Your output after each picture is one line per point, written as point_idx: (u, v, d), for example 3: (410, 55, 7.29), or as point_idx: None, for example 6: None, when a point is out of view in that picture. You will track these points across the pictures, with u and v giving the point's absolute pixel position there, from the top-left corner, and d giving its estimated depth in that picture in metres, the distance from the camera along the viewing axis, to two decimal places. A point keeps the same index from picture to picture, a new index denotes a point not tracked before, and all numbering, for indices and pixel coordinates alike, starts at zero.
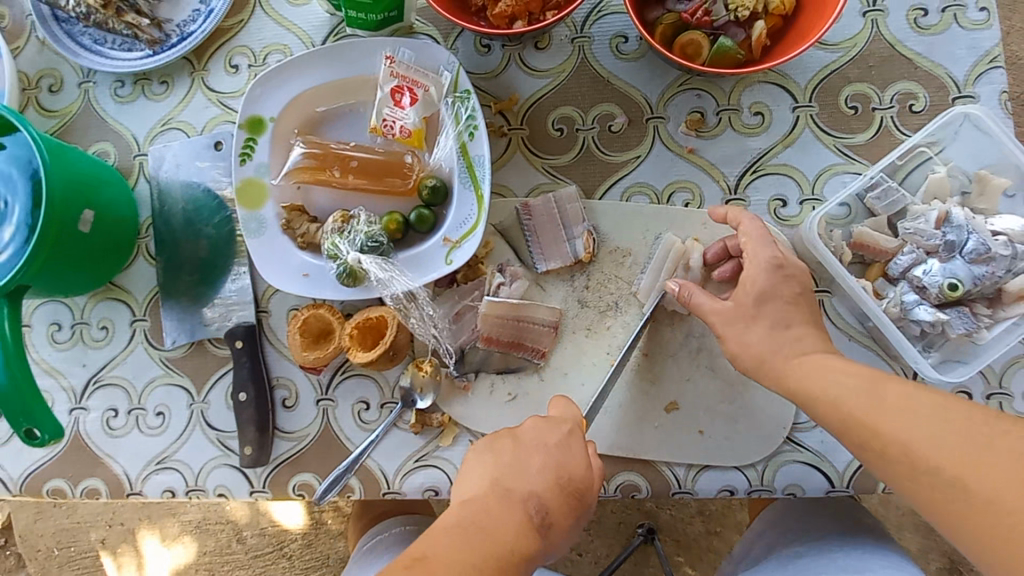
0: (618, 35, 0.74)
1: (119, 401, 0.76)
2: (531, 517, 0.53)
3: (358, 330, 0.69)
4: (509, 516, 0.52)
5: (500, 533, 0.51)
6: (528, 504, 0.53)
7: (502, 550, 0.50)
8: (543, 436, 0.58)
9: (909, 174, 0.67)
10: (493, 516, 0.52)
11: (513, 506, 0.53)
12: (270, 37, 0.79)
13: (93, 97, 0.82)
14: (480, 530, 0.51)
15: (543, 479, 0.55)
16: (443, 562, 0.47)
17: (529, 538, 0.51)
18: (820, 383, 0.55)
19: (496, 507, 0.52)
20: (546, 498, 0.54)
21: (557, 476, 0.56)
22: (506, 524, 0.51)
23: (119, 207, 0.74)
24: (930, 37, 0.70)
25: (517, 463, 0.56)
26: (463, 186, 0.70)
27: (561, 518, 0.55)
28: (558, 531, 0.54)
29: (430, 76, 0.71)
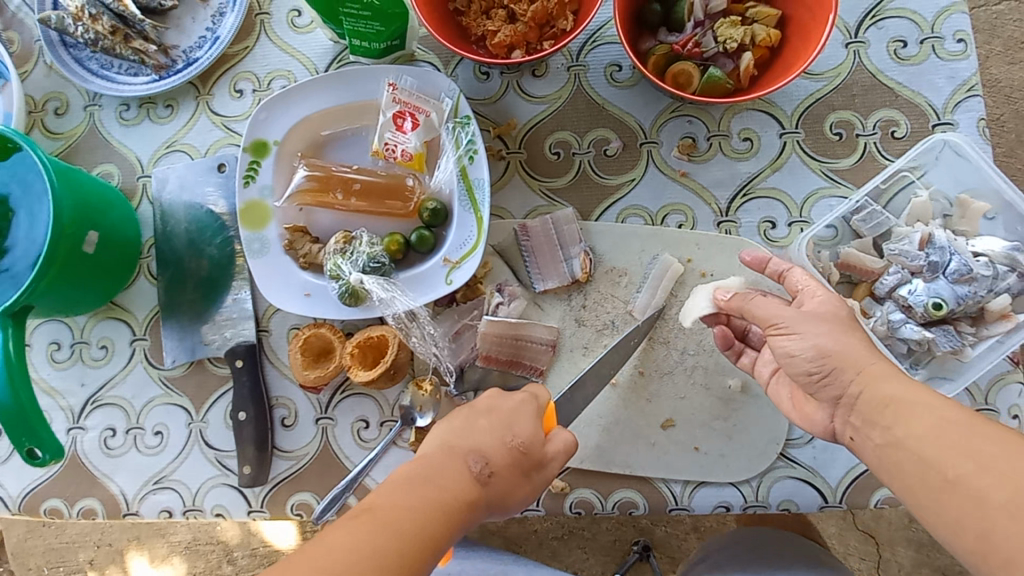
0: (613, 63, 0.77)
1: (117, 420, 0.76)
2: (478, 472, 0.52)
3: (358, 349, 0.70)
4: (459, 468, 0.52)
5: (447, 485, 0.50)
6: (473, 458, 0.53)
7: (449, 497, 0.49)
8: (496, 403, 0.59)
9: (893, 197, 0.70)
10: (444, 469, 0.51)
11: (457, 460, 0.52)
12: (275, 63, 0.81)
13: (98, 120, 0.83)
14: (426, 480, 0.49)
15: (487, 435, 0.55)
16: (390, 507, 0.46)
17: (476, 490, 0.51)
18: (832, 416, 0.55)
19: (448, 460, 0.52)
20: (491, 453, 0.54)
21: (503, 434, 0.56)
22: (454, 475, 0.51)
23: (124, 228, 0.75)
24: (909, 67, 0.73)
25: (464, 425, 0.56)
26: (463, 208, 0.71)
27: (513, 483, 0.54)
28: (506, 494, 0.53)
29: (431, 102, 0.73)
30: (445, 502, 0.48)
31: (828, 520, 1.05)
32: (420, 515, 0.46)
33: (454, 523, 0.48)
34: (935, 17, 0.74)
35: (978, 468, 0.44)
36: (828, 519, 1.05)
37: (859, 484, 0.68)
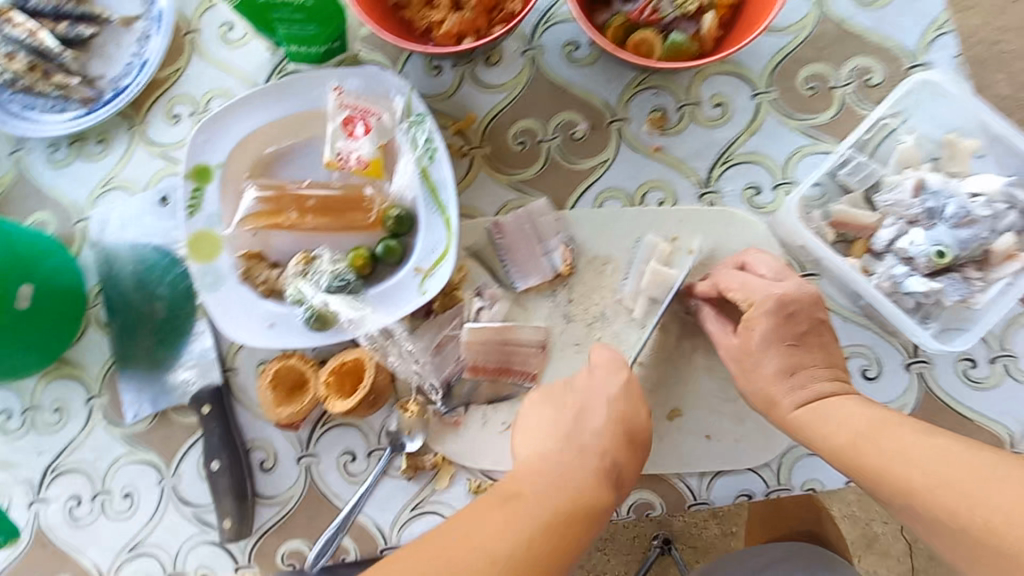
0: (569, 42, 0.73)
1: (81, 487, 0.70)
2: (608, 471, 0.53)
3: (335, 376, 0.65)
4: (585, 468, 0.52)
5: (580, 491, 0.50)
6: (601, 461, 0.53)
7: (585, 509, 0.49)
8: (597, 382, 0.58)
9: (878, 147, 0.66)
10: (570, 469, 0.51)
11: (589, 458, 0.53)
12: (211, 82, 0.75)
13: (26, 166, 0.77)
14: (555, 490, 0.49)
15: (606, 434, 0.55)
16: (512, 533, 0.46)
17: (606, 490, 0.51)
18: (820, 419, 0.55)
19: (572, 461, 0.52)
20: (620, 449, 0.55)
21: (622, 429, 0.56)
22: (584, 483, 0.50)
23: (62, 277, 0.69)
24: (876, 12, 0.70)
25: (578, 419, 0.56)
26: (428, 212, 0.66)
27: (632, 469, 0.55)
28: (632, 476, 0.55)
29: (381, 103, 0.68)
30: (582, 506, 0.49)
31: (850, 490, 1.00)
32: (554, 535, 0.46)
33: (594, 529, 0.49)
34: None
35: (920, 467, 0.48)
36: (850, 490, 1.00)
37: None
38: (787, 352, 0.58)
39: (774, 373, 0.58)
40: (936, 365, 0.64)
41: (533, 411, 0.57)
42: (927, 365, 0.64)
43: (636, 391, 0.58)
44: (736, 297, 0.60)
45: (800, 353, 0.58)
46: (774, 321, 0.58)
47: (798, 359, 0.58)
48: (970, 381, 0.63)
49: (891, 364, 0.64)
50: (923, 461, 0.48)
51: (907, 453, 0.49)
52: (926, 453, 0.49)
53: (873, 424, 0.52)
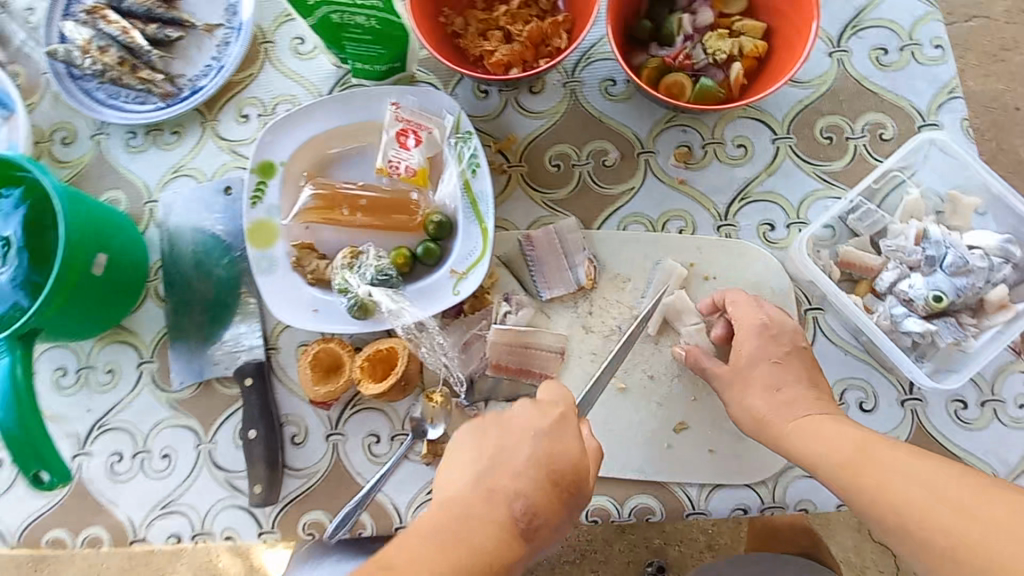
0: (607, 78, 0.80)
1: (123, 445, 0.75)
2: (518, 520, 0.52)
3: (368, 362, 0.70)
4: (492, 516, 0.52)
5: (480, 544, 0.50)
6: (513, 503, 0.53)
7: (481, 562, 0.49)
8: (530, 419, 0.58)
9: (886, 197, 0.72)
10: (475, 516, 0.52)
11: (497, 506, 0.53)
12: (280, 88, 0.83)
13: (105, 148, 0.85)
14: (455, 541, 0.50)
15: (528, 476, 0.54)
16: None
17: (512, 543, 0.51)
18: (816, 433, 0.58)
19: (480, 506, 0.52)
20: (535, 493, 0.54)
21: (545, 470, 0.55)
22: (486, 530, 0.51)
23: (131, 250, 0.76)
24: (892, 73, 0.76)
25: (500, 455, 0.56)
26: (467, 220, 0.73)
27: (553, 515, 0.54)
28: (553, 527, 0.54)
29: (434, 119, 0.75)
30: (483, 563, 0.49)
31: (843, 532, 1.02)
32: None
33: None
34: (911, 25, 0.77)
35: (909, 479, 0.51)
36: (844, 531, 1.02)
37: None
38: (789, 377, 0.62)
39: (777, 395, 0.62)
40: (929, 403, 0.68)
41: (457, 447, 0.58)
42: (920, 403, 0.68)
43: (569, 427, 0.58)
44: (744, 322, 0.65)
45: (801, 377, 0.62)
46: (765, 341, 0.64)
47: (802, 384, 0.62)
48: (960, 421, 0.67)
49: (887, 399, 0.68)
50: (914, 476, 0.51)
51: (899, 478, 0.51)
52: (918, 479, 0.51)
53: (864, 442, 0.55)
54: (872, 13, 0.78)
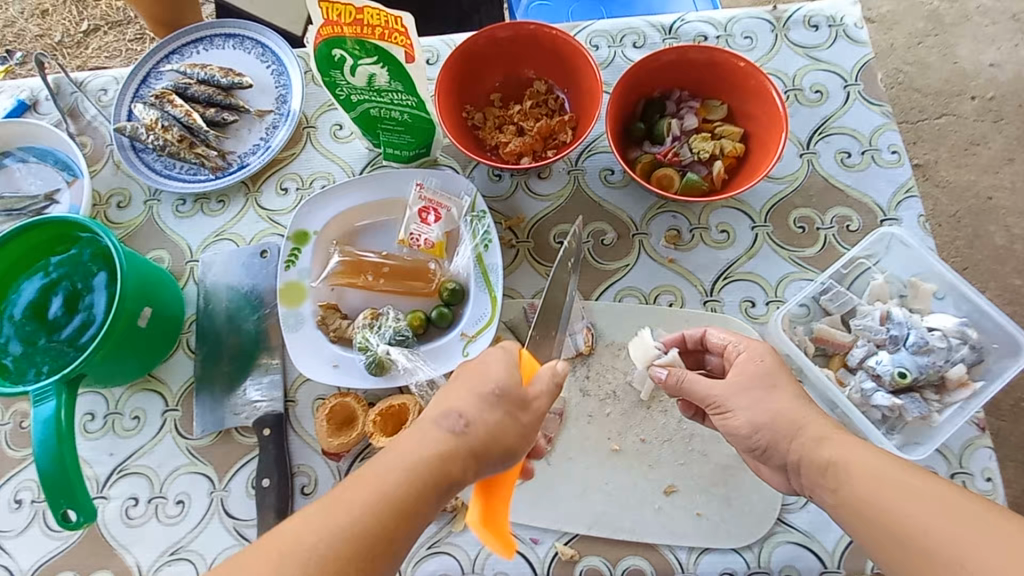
0: (606, 168, 0.91)
1: (140, 490, 0.79)
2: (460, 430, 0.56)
3: (381, 416, 0.76)
4: (432, 431, 0.56)
5: (422, 457, 0.54)
6: (452, 418, 0.57)
7: (423, 471, 0.53)
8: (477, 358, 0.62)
9: (854, 281, 0.80)
10: (419, 434, 0.56)
11: (437, 424, 0.56)
12: (318, 166, 0.94)
13: (156, 212, 0.95)
14: (401, 457, 0.54)
15: (467, 398, 0.58)
16: (356, 488, 0.52)
17: (453, 452, 0.55)
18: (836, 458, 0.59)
19: (423, 427, 0.57)
20: (469, 407, 0.57)
21: (480, 390, 0.58)
22: (429, 443, 0.55)
23: (170, 303, 0.83)
24: (855, 173, 0.87)
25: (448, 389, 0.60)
26: (478, 288, 0.81)
27: (494, 430, 0.57)
28: (493, 433, 0.56)
29: (453, 199, 0.85)
30: (424, 473, 0.53)
31: None
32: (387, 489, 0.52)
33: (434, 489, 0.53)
34: (871, 133, 0.89)
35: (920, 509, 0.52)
36: None
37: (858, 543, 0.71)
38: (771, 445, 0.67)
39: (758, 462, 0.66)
40: None
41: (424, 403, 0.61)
42: None
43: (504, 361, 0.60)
44: None
45: None
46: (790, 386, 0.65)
47: None
48: None
49: None
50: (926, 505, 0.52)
51: (906, 500, 0.53)
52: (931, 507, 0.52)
53: (876, 467, 0.57)
54: (837, 122, 0.90)
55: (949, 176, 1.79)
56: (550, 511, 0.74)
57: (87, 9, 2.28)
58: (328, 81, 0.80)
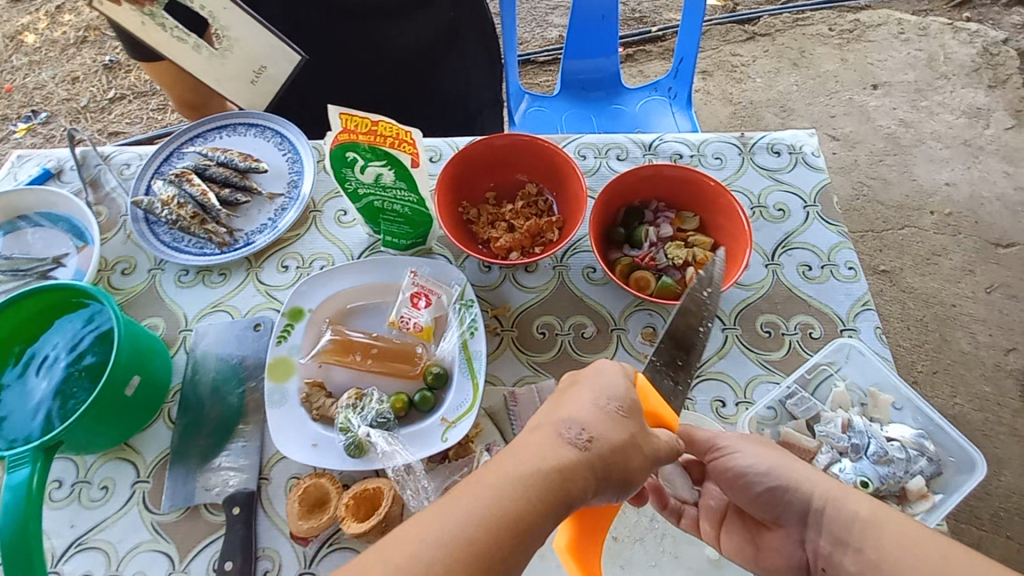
0: (588, 267, 0.98)
1: (95, 566, 0.76)
2: (580, 440, 0.55)
3: (353, 500, 0.76)
4: (554, 445, 0.54)
5: (545, 464, 0.52)
6: (574, 428, 0.55)
7: (548, 479, 0.51)
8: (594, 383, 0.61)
9: (818, 386, 0.85)
10: (539, 445, 0.54)
11: (554, 431, 0.55)
12: (319, 247, 1.01)
13: (158, 280, 0.99)
14: (527, 470, 0.51)
15: (589, 413, 0.57)
16: (473, 497, 0.50)
17: (576, 464, 0.53)
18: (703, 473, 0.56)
19: (549, 439, 0.55)
20: (584, 419, 0.56)
21: (600, 407, 0.57)
22: (554, 452, 0.53)
23: (159, 373, 0.85)
24: (816, 284, 0.95)
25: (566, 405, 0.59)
26: (461, 374, 0.84)
27: (612, 444, 0.55)
28: (605, 446, 0.55)
29: (443, 287, 0.90)
30: (545, 481, 0.51)
31: None
32: (510, 496, 0.50)
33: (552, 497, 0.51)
34: (829, 249, 0.98)
35: None
36: None
37: None
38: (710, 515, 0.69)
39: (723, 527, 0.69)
40: None
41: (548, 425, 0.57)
42: None
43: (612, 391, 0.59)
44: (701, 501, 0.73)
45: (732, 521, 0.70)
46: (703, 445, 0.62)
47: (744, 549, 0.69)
48: None
49: None
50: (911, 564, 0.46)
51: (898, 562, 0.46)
52: None
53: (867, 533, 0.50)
54: (798, 237, 0.99)
55: (914, 283, 1.91)
56: None
57: (116, 79, 2.46)
58: (339, 176, 0.88)
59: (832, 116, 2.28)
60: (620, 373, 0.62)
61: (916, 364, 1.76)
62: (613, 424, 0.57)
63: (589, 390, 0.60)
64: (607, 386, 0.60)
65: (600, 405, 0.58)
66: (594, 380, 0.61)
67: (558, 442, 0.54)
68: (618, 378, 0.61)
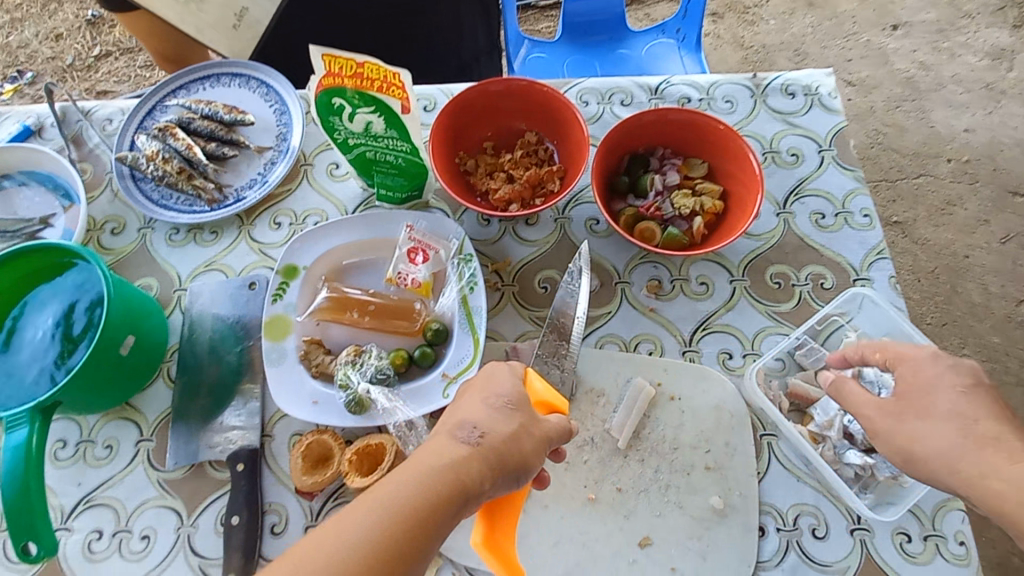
0: (591, 218, 0.94)
1: (105, 522, 0.77)
2: (470, 438, 0.56)
3: (356, 456, 0.75)
4: (448, 446, 0.55)
5: (440, 461, 0.54)
6: (465, 427, 0.57)
7: (443, 476, 0.53)
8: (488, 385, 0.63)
9: (828, 337, 0.83)
10: (434, 447, 0.56)
11: (449, 433, 0.57)
12: (311, 203, 0.97)
13: (149, 240, 0.97)
14: (420, 470, 0.53)
15: (481, 413, 0.59)
16: (370, 499, 0.50)
17: (471, 459, 0.55)
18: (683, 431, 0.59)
19: (442, 441, 0.56)
20: (477, 418, 0.58)
21: (491, 405, 0.60)
22: (447, 451, 0.55)
23: (155, 332, 0.84)
24: (829, 233, 0.91)
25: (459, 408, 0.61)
26: (462, 330, 0.82)
27: (504, 440, 0.57)
28: (498, 440, 0.57)
29: (441, 241, 0.87)
30: (440, 476, 0.52)
31: None
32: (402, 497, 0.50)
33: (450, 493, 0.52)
34: (844, 196, 0.94)
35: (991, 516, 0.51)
36: None
37: None
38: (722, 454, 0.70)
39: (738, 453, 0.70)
40: (876, 534, 0.73)
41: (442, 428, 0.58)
42: (868, 533, 0.73)
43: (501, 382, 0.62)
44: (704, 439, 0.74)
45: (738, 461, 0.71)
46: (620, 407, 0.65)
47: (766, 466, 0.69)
48: (906, 554, 0.72)
49: (837, 527, 0.74)
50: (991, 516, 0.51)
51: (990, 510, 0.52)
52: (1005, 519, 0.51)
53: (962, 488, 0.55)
54: (812, 184, 0.95)
55: (927, 234, 1.85)
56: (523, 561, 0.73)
57: (100, 35, 2.36)
58: (327, 125, 0.84)
59: (848, 60, 2.16)
60: (507, 374, 0.63)
61: (924, 316, 1.73)
62: (498, 418, 0.59)
63: (477, 393, 0.62)
64: (493, 385, 0.62)
65: (484, 402, 0.60)
66: (479, 383, 0.63)
67: (450, 443, 0.56)
68: (504, 378, 0.63)
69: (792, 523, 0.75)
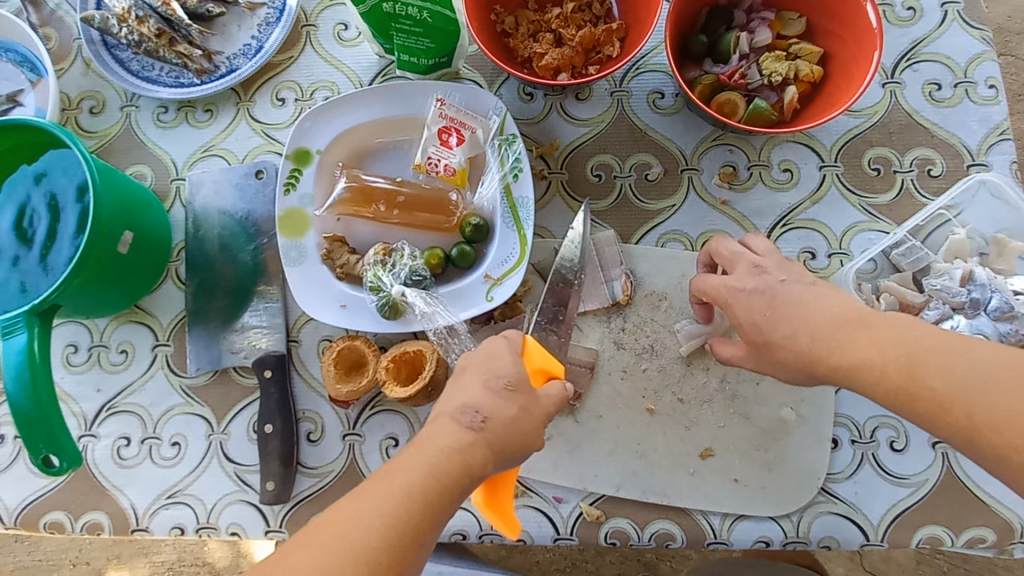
0: (655, 91, 0.78)
1: (132, 429, 0.73)
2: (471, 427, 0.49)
3: (394, 363, 0.68)
4: (447, 433, 0.49)
5: (438, 450, 0.47)
6: (462, 412, 0.50)
7: (448, 468, 0.47)
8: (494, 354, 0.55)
9: (931, 234, 0.71)
10: (430, 436, 0.49)
11: (448, 418, 0.50)
12: (319, 74, 0.81)
13: (134, 120, 0.83)
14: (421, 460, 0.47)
15: (484, 391, 0.52)
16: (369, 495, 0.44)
17: (477, 446, 0.49)
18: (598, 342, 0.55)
19: (438, 428, 0.49)
20: (481, 402, 0.51)
21: (494, 381, 0.53)
22: (446, 438, 0.48)
23: (157, 229, 0.74)
24: (944, 109, 0.75)
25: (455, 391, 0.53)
26: (506, 225, 0.71)
27: (506, 424, 0.51)
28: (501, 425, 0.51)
29: (479, 119, 0.73)
30: (444, 467, 0.46)
31: (836, 559, 1.08)
32: (402, 496, 0.44)
33: (454, 488, 0.46)
34: (968, 63, 0.76)
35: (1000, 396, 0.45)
36: (836, 558, 1.07)
37: (903, 520, 0.66)
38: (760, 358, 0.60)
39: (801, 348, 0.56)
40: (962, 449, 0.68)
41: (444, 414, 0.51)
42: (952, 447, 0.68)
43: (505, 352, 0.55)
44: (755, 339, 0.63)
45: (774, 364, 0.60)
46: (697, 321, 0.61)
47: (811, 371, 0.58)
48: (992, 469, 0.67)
49: (918, 441, 0.68)
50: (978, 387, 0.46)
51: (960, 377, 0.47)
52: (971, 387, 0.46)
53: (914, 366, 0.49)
54: (929, 46, 0.77)
55: None
56: (574, 470, 0.69)
57: None
58: None
59: None
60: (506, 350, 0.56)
61: None
62: (502, 402, 0.52)
63: (476, 372, 0.54)
64: (494, 364, 0.54)
65: (475, 382, 0.53)
66: (475, 361, 0.55)
67: (452, 428, 0.49)
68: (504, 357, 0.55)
69: (869, 435, 0.69)
